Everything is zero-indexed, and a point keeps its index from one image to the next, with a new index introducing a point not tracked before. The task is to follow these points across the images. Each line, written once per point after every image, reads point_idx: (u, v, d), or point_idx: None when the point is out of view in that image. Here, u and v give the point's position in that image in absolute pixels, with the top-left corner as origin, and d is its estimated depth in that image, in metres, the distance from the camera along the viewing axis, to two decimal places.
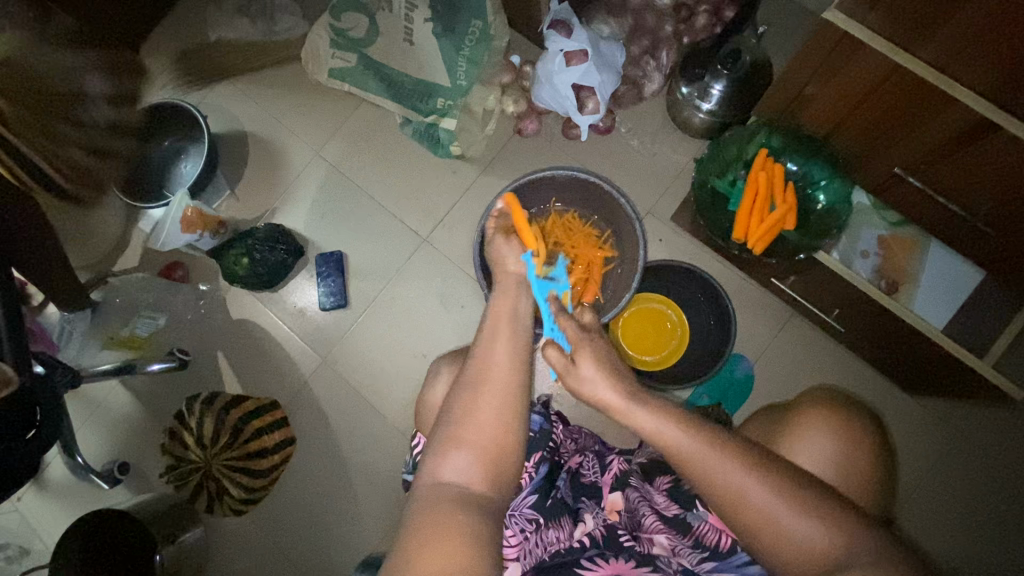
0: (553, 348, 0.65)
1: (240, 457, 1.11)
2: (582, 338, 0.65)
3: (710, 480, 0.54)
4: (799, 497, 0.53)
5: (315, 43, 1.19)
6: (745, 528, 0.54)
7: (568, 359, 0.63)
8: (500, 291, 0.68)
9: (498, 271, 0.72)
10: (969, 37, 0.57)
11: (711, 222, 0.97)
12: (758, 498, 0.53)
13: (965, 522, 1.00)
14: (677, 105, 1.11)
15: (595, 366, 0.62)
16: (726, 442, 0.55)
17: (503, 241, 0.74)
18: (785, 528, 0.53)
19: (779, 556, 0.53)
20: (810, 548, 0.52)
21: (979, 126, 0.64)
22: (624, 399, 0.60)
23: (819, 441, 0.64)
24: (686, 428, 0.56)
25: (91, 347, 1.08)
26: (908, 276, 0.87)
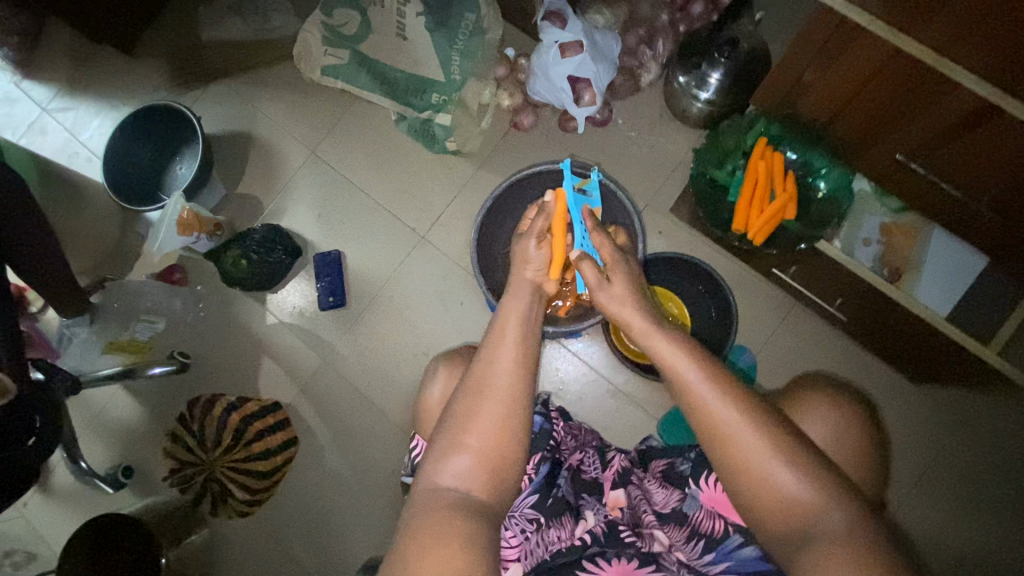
0: (588, 262, 0.63)
1: (242, 459, 1.09)
2: (617, 259, 0.64)
3: (711, 423, 0.53)
4: (799, 453, 0.52)
5: (307, 40, 1.18)
6: (734, 477, 0.53)
7: (601, 273, 0.62)
8: (512, 294, 0.63)
9: (513, 277, 0.64)
10: (971, 19, 0.56)
11: (710, 214, 0.95)
12: (754, 449, 0.52)
13: (973, 509, 0.99)
14: (674, 95, 1.10)
15: (626, 287, 0.62)
16: (735, 389, 0.54)
17: (531, 237, 0.64)
18: (788, 488, 0.51)
19: (761, 510, 0.53)
20: (791, 505, 0.51)
21: (982, 108, 0.62)
22: (648, 327, 0.59)
23: (818, 424, 0.63)
24: (697, 369, 0.55)
25: (92, 353, 1.07)
26: (910, 264, 0.86)
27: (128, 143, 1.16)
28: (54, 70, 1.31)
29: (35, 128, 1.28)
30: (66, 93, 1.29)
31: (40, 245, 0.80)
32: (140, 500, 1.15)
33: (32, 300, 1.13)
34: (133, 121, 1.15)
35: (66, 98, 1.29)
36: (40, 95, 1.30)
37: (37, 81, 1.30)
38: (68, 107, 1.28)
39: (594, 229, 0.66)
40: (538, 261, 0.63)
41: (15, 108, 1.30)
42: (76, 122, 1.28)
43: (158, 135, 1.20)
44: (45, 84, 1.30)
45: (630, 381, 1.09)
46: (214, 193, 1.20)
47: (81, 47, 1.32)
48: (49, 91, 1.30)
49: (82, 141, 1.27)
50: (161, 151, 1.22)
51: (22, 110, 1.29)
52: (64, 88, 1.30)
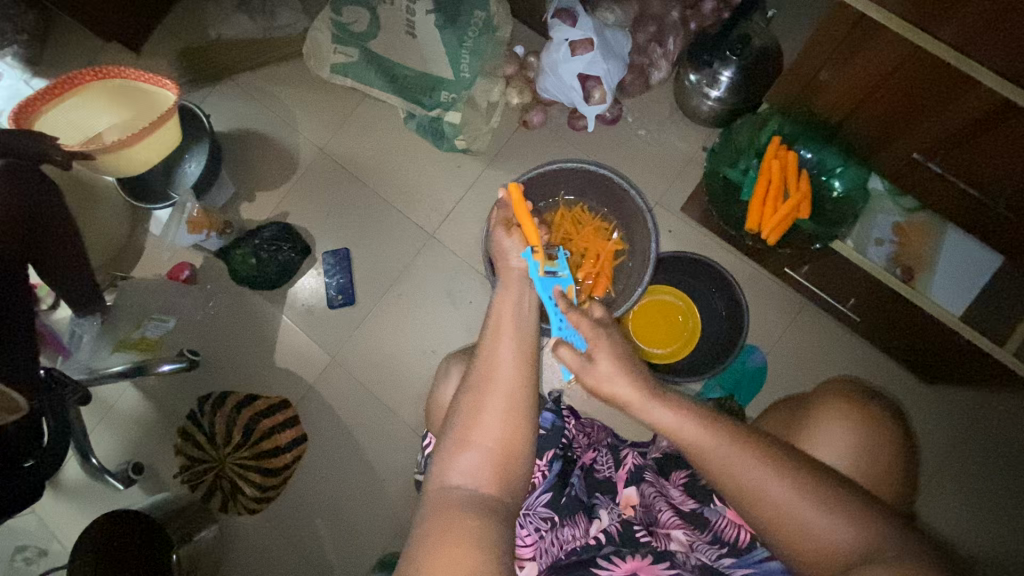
0: (565, 348, 0.60)
1: (254, 455, 1.11)
2: (597, 333, 0.60)
3: (733, 478, 0.53)
4: (823, 492, 0.52)
5: (317, 39, 1.19)
6: (774, 529, 0.52)
7: (582, 355, 0.59)
8: (503, 287, 0.65)
9: (500, 268, 0.67)
10: (992, 17, 0.55)
11: (722, 211, 0.95)
12: (784, 499, 0.52)
13: (983, 510, 0.99)
14: (684, 93, 1.09)
15: (611, 363, 0.58)
16: (748, 442, 0.54)
17: (501, 228, 0.70)
18: (823, 526, 0.51)
19: (806, 558, 0.52)
20: (837, 548, 0.51)
21: (1002, 106, 0.62)
22: (643, 401, 0.56)
23: (841, 434, 0.63)
24: (704, 426, 0.55)
25: (102, 349, 1.07)
26: (924, 263, 0.85)
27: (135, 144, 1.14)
28: (65, 68, 1.31)
29: None
30: None
31: (53, 247, 0.80)
32: (150, 497, 1.15)
33: (43, 296, 1.12)
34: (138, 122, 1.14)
35: None
36: None
37: (47, 79, 1.30)
38: None
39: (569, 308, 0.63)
40: (515, 249, 0.67)
41: None
42: None
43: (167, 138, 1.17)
44: None
45: None
46: (224, 189, 1.20)
47: (91, 44, 1.31)
48: None
49: None
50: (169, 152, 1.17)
51: None
52: None
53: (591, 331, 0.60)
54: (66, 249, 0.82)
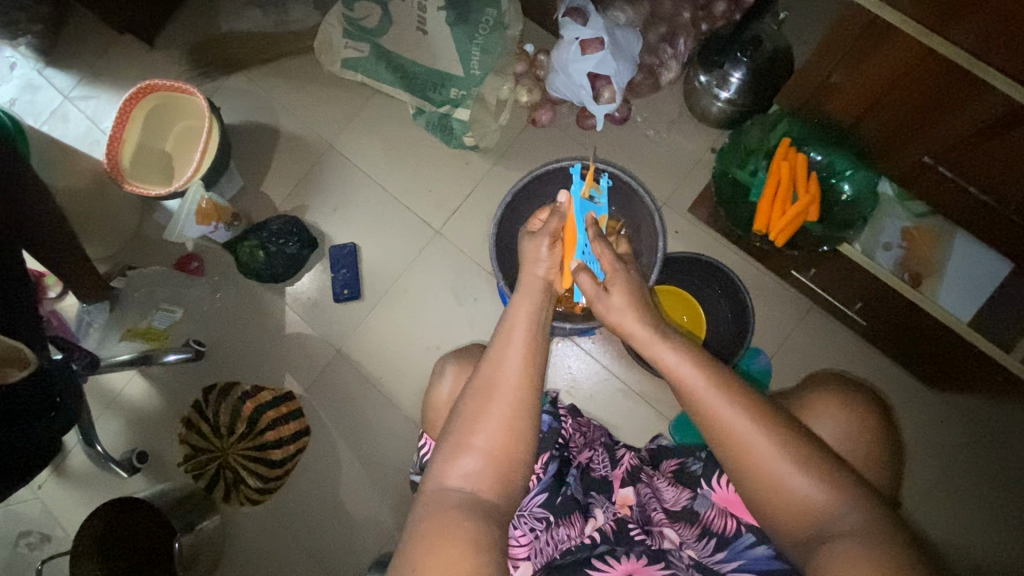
0: (586, 274, 0.63)
1: (256, 447, 1.10)
2: (616, 268, 0.62)
3: (724, 429, 0.53)
4: (809, 456, 0.52)
5: (329, 33, 1.20)
6: (749, 481, 0.53)
7: (598, 285, 0.62)
8: (522, 293, 0.62)
9: (524, 275, 0.64)
10: (1002, 21, 0.55)
11: (730, 213, 0.95)
12: (770, 457, 0.52)
13: (986, 518, 0.98)
14: (695, 94, 1.09)
15: (625, 299, 0.60)
16: (763, 411, 0.53)
17: (544, 237, 0.65)
18: (812, 499, 0.51)
19: (775, 514, 0.53)
20: (810, 510, 0.51)
21: (1014, 110, 0.61)
22: (650, 338, 0.58)
23: (829, 420, 0.63)
24: (705, 372, 0.55)
25: (112, 338, 1.12)
26: (932, 268, 0.85)
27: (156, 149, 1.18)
28: (77, 59, 1.32)
29: (57, 116, 1.29)
30: (89, 82, 1.30)
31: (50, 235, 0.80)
32: (154, 486, 1.16)
33: (50, 285, 1.13)
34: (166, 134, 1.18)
35: (89, 87, 1.30)
36: (63, 83, 1.30)
37: (60, 70, 1.31)
38: (90, 95, 1.29)
39: (596, 239, 0.65)
40: (549, 261, 0.63)
41: (38, 95, 1.30)
42: (97, 111, 1.28)
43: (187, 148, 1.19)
44: (68, 73, 1.31)
45: (643, 380, 1.09)
46: (232, 180, 1.20)
47: (105, 35, 1.32)
48: (71, 79, 1.30)
49: (103, 130, 1.27)
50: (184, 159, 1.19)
51: (45, 97, 1.30)
52: (86, 76, 1.30)
53: (609, 267, 0.63)
54: (66, 233, 0.83)
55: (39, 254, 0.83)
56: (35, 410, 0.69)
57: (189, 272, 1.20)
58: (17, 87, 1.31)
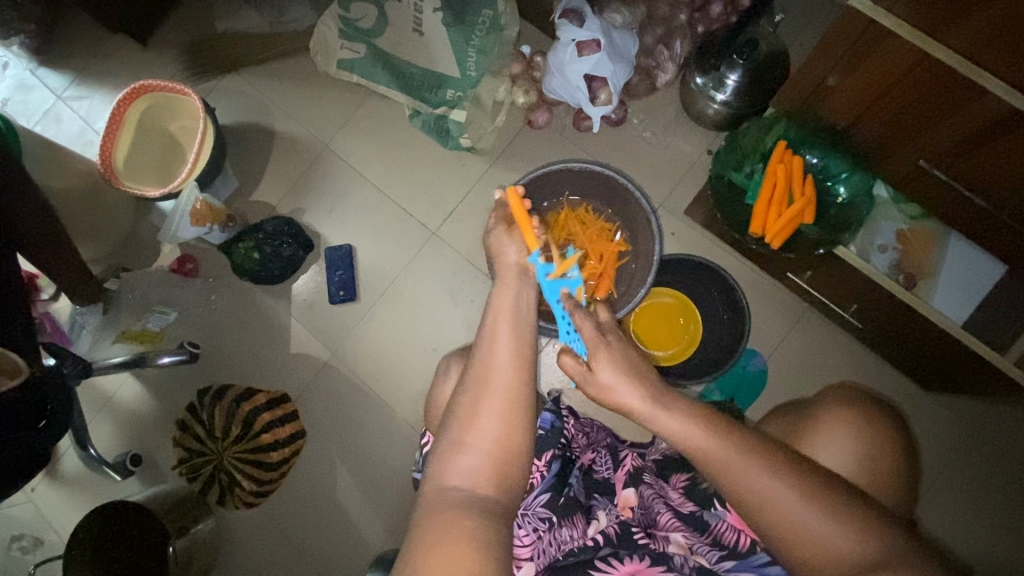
0: (569, 356, 0.62)
1: (248, 450, 1.10)
2: (598, 342, 0.61)
3: (740, 493, 0.52)
4: (823, 502, 0.52)
5: (324, 34, 1.19)
6: (773, 535, 0.52)
7: (584, 364, 0.61)
8: (500, 282, 0.65)
9: (497, 261, 0.68)
10: (999, 26, 0.55)
11: (728, 215, 0.95)
12: (792, 507, 0.51)
13: (981, 521, 0.99)
14: (691, 97, 1.09)
15: (613, 370, 0.59)
16: (769, 462, 0.53)
17: (503, 227, 0.69)
18: (832, 542, 0.51)
19: (801, 558, 0.52)
20: (837, 555, 0.51)
21: (1009, 116, 0.62)
22: (649, 408, 0.57)
23: (845, 442, 0.63)
24: (710, 434, 0.54)
25: (105, 340, 1.12)
26: (927, 270, 0.86)
27: (150, 151, 1.17)
28: (70, 58, 1.31)
29: (49, 116, 1.28)
30: (82, 82, 1.29)
31: (42, 237, 0.79)
32: (148, 489, 1.15)
33: (44, 286, 1.13)
34: (162, 135, 1.18)
35: (82, 86, 1.29)
36: (56, 83, 1.29)
37: (53, 69, 1.30)
38: (84, 95, 1.28)
39: (574, 309, 0.64)
40: (516, 247, 0.67)
41: (30, 95, 1.29)
42: (91, 111, 1.27)
43: (183, 152, 1.19)
44: (61, 73, 1.30)
45: None
46: (228, 183, 1.21)
47: (98, 35, 1.31)
48: (64, 79, 1.29)
49: (96, 130, 1.26)
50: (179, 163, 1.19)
51: (37, 97, 1.29)
52: (80, 76, 1.30)
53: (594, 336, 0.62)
54: (59, 234, 0.82)
55: (32, 256, 0.82)
56: (22, 417, 0.68)
57: (183, 274, 1.18)
58: (10, 86, 1.30)
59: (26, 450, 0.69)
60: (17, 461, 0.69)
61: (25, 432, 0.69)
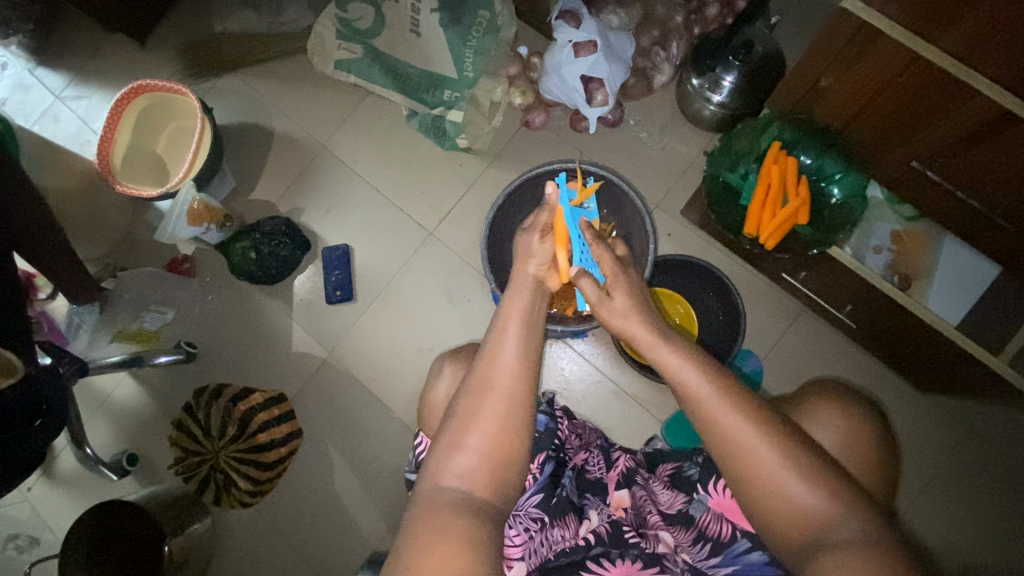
0: (587, 278, 0.62)
1: (245, 449, 1.10)
2: (616, 270, 0.62)
3: (720, 432, 0.53)
4: (803, 461, 0.52)
5: (321, 35, 1.19)
6: (742, 481, 0.53)
7: (602, 290, 0.62)
8: (512, 288, 0.63)
9: (515, 270, 0.65)
10: (990, 28, 0.56)
11: (722, 216, 0.97)
12: (766, 459, 0.52)
13: (976, 522, 0.99)
14: (686, 97, 1.10)
15: (627, 300, 0.61)
16: (756, 411, 0.54)
17: (534, 232, 0.68)
18: (796, 495, 0.51)
19: (765, 510, 0.53)
20: (803, 511, 0.51)
21: (1001, 117, 0.62)
22: (654, 342, 0.58)
23: (834, 432, 0.63)
24: (705, 376, 0.55)
25: (101, 339, 1.12)
26: (921, 271, 0.86)
27: (147, 150, 1.18)
28: (69, 58, 1.31)
29: (47, 116, 1.28)
30: (81, 82, 1.29)
31: (38, 236, 0.79)
32: (145, 488, 1.15)
33: (41, 285, 1.13)
34: (159, 135, 1.19)
35: (80, 86, 1.29)
36: (53, 83, 1.30)
37: (51, 69, 1.30)
38: (82, 95, 1.29)
39: (594, 241, 0.65)
40: (541, 257, 0.65)
41: (28, 95, 1.29)
42: (89, 111, 1.28)
43: (180, 152, 1.19)
44: (59, 73, 1.30)
45: (635, 382, 1.10)
46: (225, 183, 1.21)
47: (96, 34, 1.32)
48: (62, 79, 1.30)
49: (94, 130, 1.27)
50: (177, 163, 1.19)
51: (35, 97, 1.29)
52: (78, 76, 1.30)
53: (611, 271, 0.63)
54: (57, 233, 0.83)
55: (29, 256, 0.82)
56: (18, 416, 0.69)
57: (181, 273, 1.19)
58: (8, 86, 1.30)
59: (21, 448, 0.69)
60: (13, 459, 0.69)
61: (21, 431, 0.69)
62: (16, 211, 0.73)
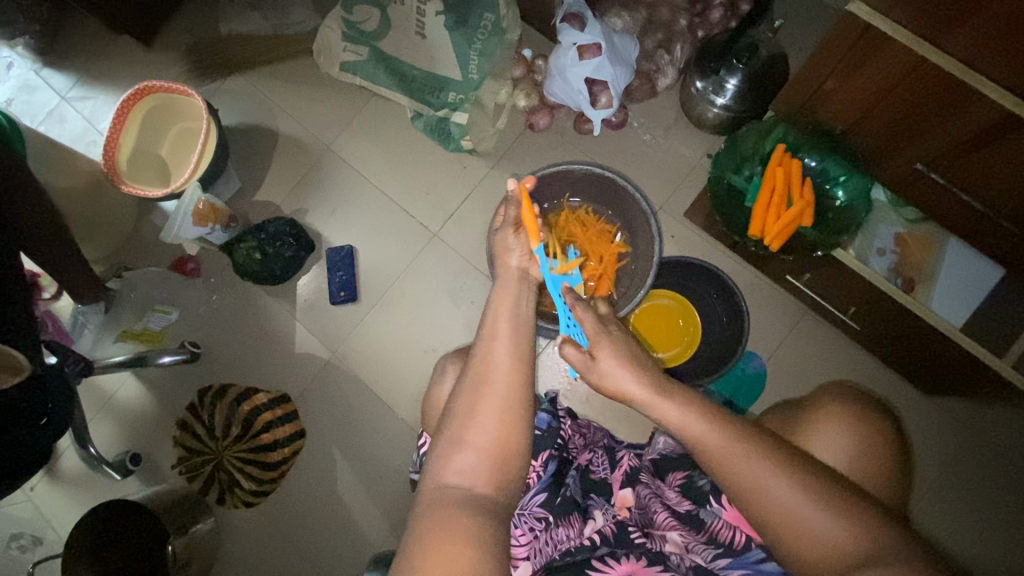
0: (571, 346, 0.62)
1: (249, 449, 1.11)
2: (599, 333, 0.62)
3: (734, 477, 0.54)
4: (821, 491, 0.52)
5: (327, 36, 1.20)
6: (766, 525, 0.53)
7: (587, 354, 0.61)
8: (500, 284, 0.65)
9: (499, 265, 0.67)
10: (993, 30, 0.56)
11: (728, 218, 0.96)
12: (785, 498, 0.52)
13: (980, 525, 0.99)
14: (691, 99, 1.10)
15: (617, 361, 0.60)
16: (763, 449, 0.54)
17: (510, 229, 0.68)
18: (820, 529, 0.51)
19: (793, 550, 0.52)
20: (832, 544, 0.51)
21: (1004, 120, 0.62)
22: (652, 397, 0.58)
23: (842, 439, 0.63)
24: (708, 423, 0.56)
25: (106, 339, 1.12)
26: (925, 274, 0.86)
27: (153, 152, 1.18)
28: (75, 59, 1.31)
29: (53, 116, 1.29)
30: (87, 83, 1.30)
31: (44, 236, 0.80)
32: (148, 488, 1.15)
33: (46, 285, 1.13)
34: (165, 136, 1.19)
35: (86, 87, 1.30)
36: (60, 84, 1.30)
37: (57, 70, 1.31)
38: (87, 96, 1.29)
39: (576, 302, 0.65)
40: (520, 251, 0.67)
41: (34, 96, 1.30)
42: (94, 112, 1.28)
43: (185, 153, 1.19)
44: (65, 73, 1.31)
45: None
46: (230, 185, 1.21)
47: (102, 35, 1.32)
48: (68, 80, 1.30)
49: (99, 130, 1.27)
50: (181, 164, 1.19)
51: (41, 97, 1.30)
52: (83, 77, 1.30)
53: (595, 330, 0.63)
54: (62, 233, 0.83)
55: (36, 256, 0.82)
56: (24, 414, 0.69)
57: (185, 273, 1.20)
58: (14, 87, 1.31)
59: (26, 448, 0.69)
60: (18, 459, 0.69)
61: (25, 430, 0.69)
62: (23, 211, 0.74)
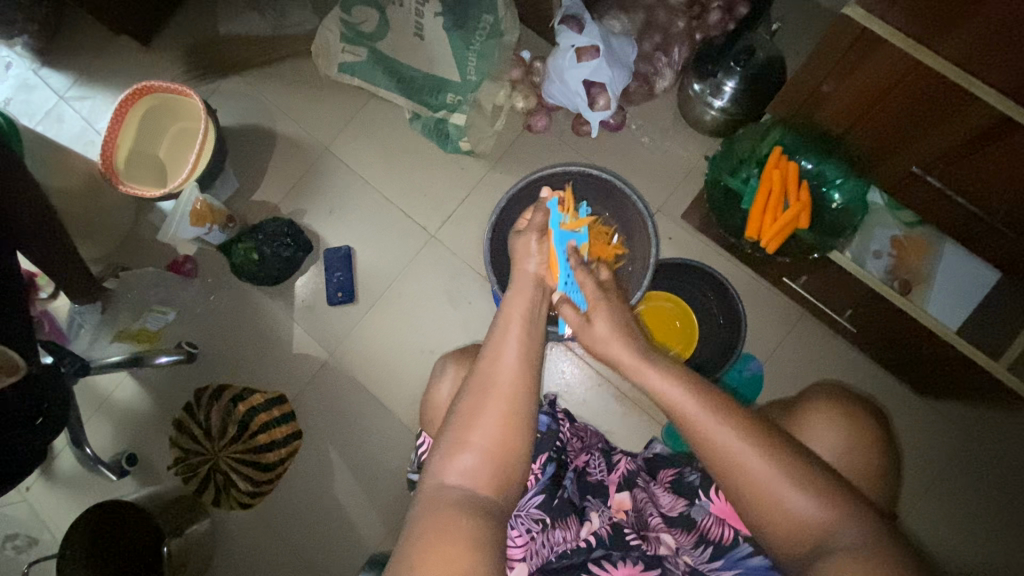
0: (567, 306, 0.67)
1: (246, 450, 1.08)
2: (598, 297, 0.66)
3: (713, 449, 0.54)
4: (803, 473, 0.52)
5: (325, 37, 1.19)
6: (744, 499, 0.53)
7: (580, 315, 0.65)
8: (516, 288, 0.65)
9: (516, 270, 0.68)
10: (991, 34, 0.56)
11: (723, 217, 0.97)
12: (762, 472, 0.52)
13: (975, 528, 0.99)
14: (688, 102, 1.11)
15: (608, 327, 0.63)
16: (747, 423, 0.54)
17: (532, 233, 0.70)
18: (795, 506, 0.52)
19: (768, 527, 0.53)
20: (805, 521, 0.51)
21: (1000, 123, 0.63)
22: (638, 363, 0.60)
23: (832, 437, 0.63)
24: (690, 393, 0.56)
25: (102, 339, 1.12)
26: (921, 277, 0.86)
27: (151, 151, 1.18)
28: (73, 59, 1.31)
29: (51, 116, 1.29)
30: (86, 82, 1.30)
31: (41, 236, 0.79)
32: (144, 489, 1.15)
33: (43, 285, 1.13)
34: (163, 135, 1.19)
35: (84, 87, 1.30)
36: (58, 84, 1.30)
37: (55, 70, 1.31)
38: (86, 96, 1.29)
39: (579, 266, 0.69)
40: (539, 258, 0.68)
41: (32, 95, 1.30)
42: (93, 112, 1.28)
43: (184, 152, 1.20)
44: (64, 73, 1.31)
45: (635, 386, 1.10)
46: (228, 182, 1.22)
47: (101, 35, 1.32)
48: (67, 80, 1.30)
49: (97, 130, 1.27)
50: (179, 163, 1.20)
51: (40, 97, 1.30)
52: (82, 77, 1.30)
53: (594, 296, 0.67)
54: (60, 232, 0.83)
55: (33, 255, 0.82)
56: (20, 415, 0.69)
57: (181, 274, 1.19)
58: (13, 86, 1.31)
59: (21, 448, 0.69)
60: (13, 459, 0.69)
61: (21, 430, 0.69)
62: (20, 211, 0.74)
